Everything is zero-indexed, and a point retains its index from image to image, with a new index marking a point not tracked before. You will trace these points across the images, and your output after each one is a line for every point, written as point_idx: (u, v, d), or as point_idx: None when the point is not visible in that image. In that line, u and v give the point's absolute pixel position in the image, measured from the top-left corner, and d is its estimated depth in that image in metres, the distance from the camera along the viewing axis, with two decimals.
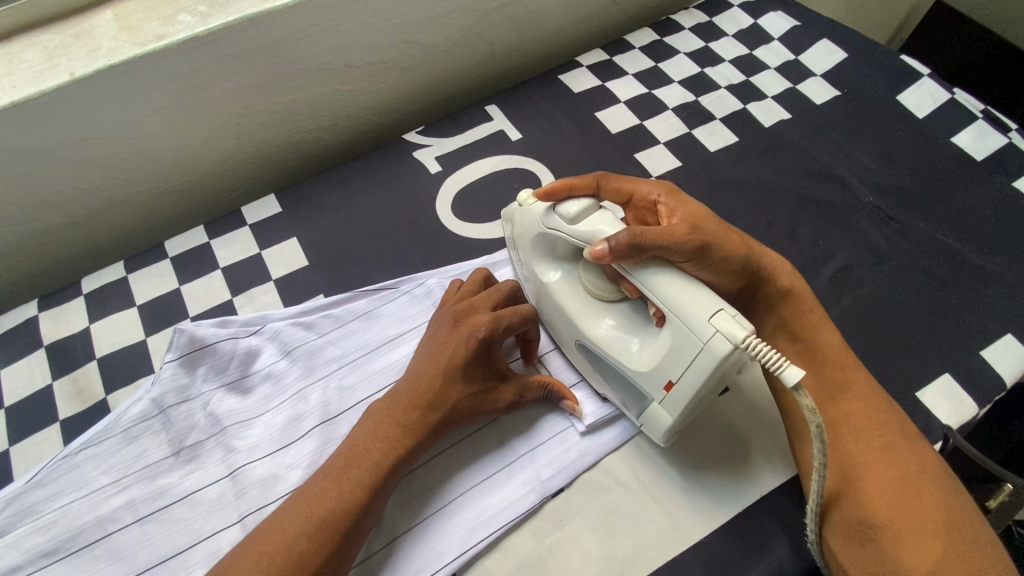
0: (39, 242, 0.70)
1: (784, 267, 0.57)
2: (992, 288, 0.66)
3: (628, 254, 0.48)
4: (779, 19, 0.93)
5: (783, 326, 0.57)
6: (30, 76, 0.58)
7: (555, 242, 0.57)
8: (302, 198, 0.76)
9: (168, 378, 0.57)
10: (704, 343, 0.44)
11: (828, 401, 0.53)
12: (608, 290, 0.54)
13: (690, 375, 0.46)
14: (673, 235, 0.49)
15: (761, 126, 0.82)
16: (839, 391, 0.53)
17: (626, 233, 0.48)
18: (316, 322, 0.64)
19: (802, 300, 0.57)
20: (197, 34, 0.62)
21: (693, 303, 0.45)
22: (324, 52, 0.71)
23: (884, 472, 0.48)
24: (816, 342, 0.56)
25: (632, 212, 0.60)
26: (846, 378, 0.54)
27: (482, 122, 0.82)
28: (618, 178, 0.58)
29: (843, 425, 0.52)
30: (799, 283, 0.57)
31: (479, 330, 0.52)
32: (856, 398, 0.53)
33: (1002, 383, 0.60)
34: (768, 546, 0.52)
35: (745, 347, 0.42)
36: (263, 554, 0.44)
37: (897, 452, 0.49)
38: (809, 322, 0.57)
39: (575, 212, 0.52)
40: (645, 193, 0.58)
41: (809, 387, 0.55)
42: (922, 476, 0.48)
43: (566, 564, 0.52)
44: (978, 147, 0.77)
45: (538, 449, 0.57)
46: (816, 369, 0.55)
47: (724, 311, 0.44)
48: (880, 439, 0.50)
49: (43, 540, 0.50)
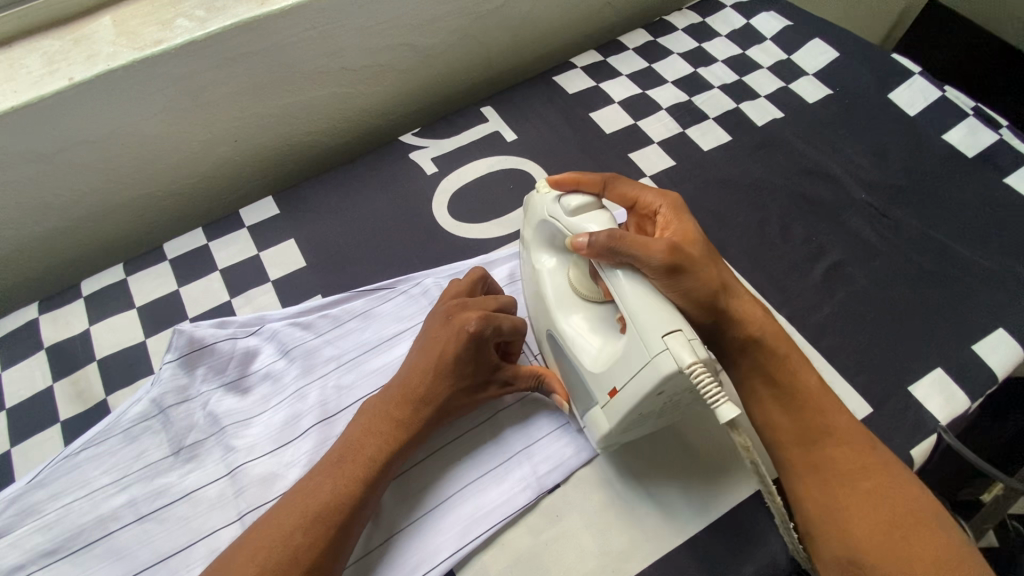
0: (39, 246, 0.71)
1: (757, 310, 0.55)
2: (984, 282, 0.67)
3: (602, 252, 0.49)
4: (772, 19, 0.94)
5: (758, 369, 0.54)
6: (30, 81, 0.59)
7: (554, 233, 0.57)
8: (300, 199, 0.77)
9: (168, 378, 0.57)
10: (652, 357, 0.44)
11: (808, 445, 0.51)
12: (590, 288, 0.55)
13: (633, 385, 0.45)
14: (651, 248, 0.48)
15: (754, 125, 0.83)
16: (820, 438, 0.51)
17: (607, 234, 0.49)
18: (314, 322, 0.64)
19: (773, 341, 0.54)
20: (195, 38, 0.63)
21: (650, 319, 0.45)
22: (321, 55, 0.72)
23: (875, 515, 0.47)
24: (792, 388, 0.53)
25: (635, 220, 0.60)
26: (827, 421, 0.52)
27: (478, 124, 0.83)
28: (626, 183, 0.58)
29: (824, 469, 0.50)
30: (771, 327, 0.55)
31: (470, 325, 0.52)
32: (838, 441, 0.51)
33: (995, 377, 0.61)
34: (763, 540, 0.53)
35: (689, 373, 0.41)
36: (258, 552, 0.45)
37: (885, 495, 0.48)
38: (786, 366, 0.54)
39: (576, 205, 0.54)
40: (649, 201, 0.58)
41: (786, 431, 0.52)
42: (910, 516, 0.47)
43: (562, 559, 0.52)
44: (969, 144, 0.78)
45: (534, 446, 0.57)
46: (789, 411, 0.52)
47: (680, 333, 0.43)
48: (865, 483, 0.49)
49: (45, 539, 0.51)
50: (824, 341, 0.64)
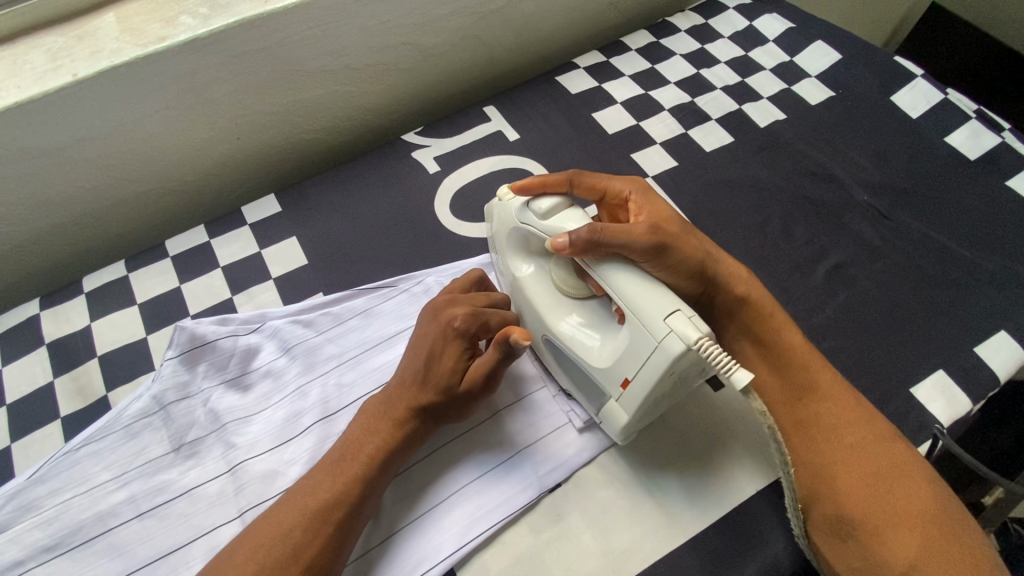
0: (41, 242, 0.71)
1: (740, 272, 0.57)
2: (986, 284, 0.67)
3: (586, 249, 0.48)
4: (774, 21, 0.94)
5: (745, 332, 0.57)
6: (33, 77, 0.59)
7: (527, 238, 0.56)
8: (302, 198, 0.77)
9: (169, 375, 0.57)
10: (659, 341, 0.43)
11: (796, 404, 0.53)
12: (576, 286, 0.54)
13: (645, 372, 0.45)
14: (634, 233, 0.49)
15: (757, 126, 0.83)
16: (805, 394, 0.53)
17: (586, 228, 0.48)
18: (315, 320, 0.64)
19: (760, 303, 0.56)
20: (199, 35, 0.63)
21: (649, 303, 0.45)
22: (324, 53, 0.72)
23: (858, 468, 0.49)
24: (778, 345, 0.55)
25: (606, 210, 0.61)
26: (814, 381, 0.54)
27: (481, 123, 0.83)
28: (591, 175, 0.58)
29: (812, 425, 0.52)
30: (756, 288, 0.57)
31: (457, 320, 0.52)
32: (824, 400, 0.53)
33: (997, 379, 0.61)
34: (764, 541, 0.52)
35: (698, 348, 0.42)
36: (258, 549, 0.45)
37: (868, 450, 0.50)
38: (771, 326, 0.56)
39: (548, 208, 0.53)
40: (617, 190, 0.59)
41: (774, 390, 0.55)
42: (896, 470, 0.48)
43: (563, 558, 0.52)
44: (971, 146, 0.78)
45: (536, 446, 0.57)
46: (779, 368, 0.55)
47: (680, 312, 0.43)
48: (850, 438, 0.51)
49: (44, 535, 0.51)
50: (825, 342, 0.64)
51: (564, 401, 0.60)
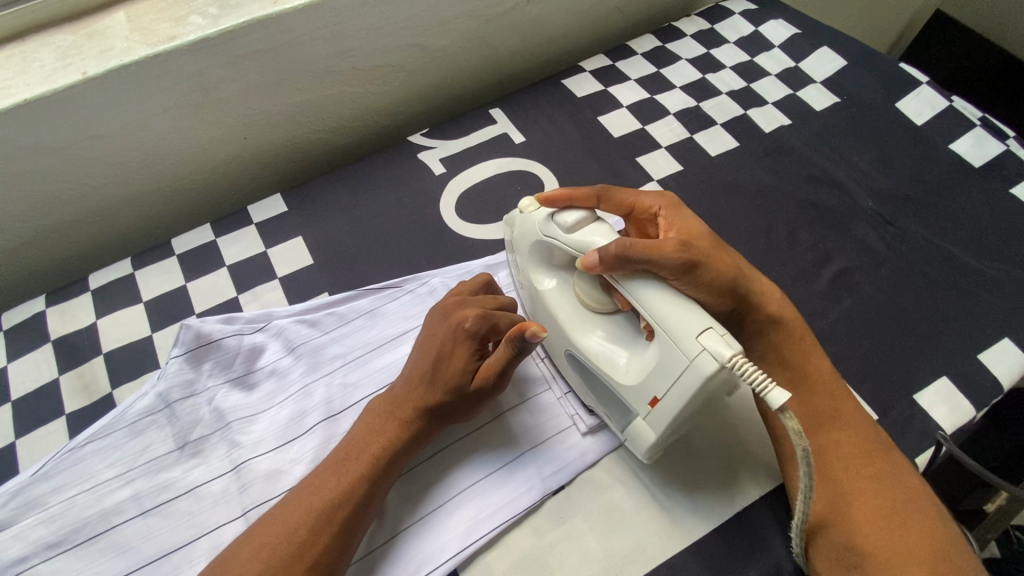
0: (48, 239, 0.71)
1: (773, 292, 0.57)
2: (990, 291, 0.67)
3: (615, 265, 0.49)
4: (779, 27, 0.94)
5: (773, 351, 0.56)
6: (42, 75, 0.59)
7: (552, 250, 0.56)
8: (308, 197, 0.77)
9: (174, 373, 0.58)
10: (691, 360, 0.43)
11: (817, 428, 0.53)
12: (602, 301, 0.54)
13: (676, 390, 0.45)
14: (663, 249, 0.48)
15: (762, 131, 0.83)
16: (829, 420, 0.53)
17: (616, 244, 0.48)
18: (320, 320, 0.64)
19: (792, 324, 0.56)
20: (208, 35, 0.63)
21: (681, 321, 0.45)
22: (332, 55, 0.72)
23: (873, 499, 0.49)
24: (806, 370, 0.55)
25: (633, 225, 0.61)
26: (837, 406, 0.54)
27: (487, 125, 0.83)
28: (621, 192, 0.58)
29: (830, 453, 0.52)
30: (789, 310, 0.57)
31: (467, 322, 0.53)
32: (845, 427, 0.53)
33: (1000, 387, 0.61)
34: (766, 546, 0.52)
35: (732, 366, 0.42)
36: (261, 547, 0.45)
37: (884, 481, 0.50)
38: (801, 351, 0.56)
39: (574, 221, 0.53)
40: (646, 205, 0.58)
41: (796, 411, 0.55)
42: (910, 508, 0.48)
43: (565, 561, 0.52)
44: (975, 154, 0.78)
45: (540, 449, 0.57)
46: (808, 396, 0.54)
47: (713, 330, 0.43)
48: (868, 469, 0.50)
49: (48, 531, 0.51)
50: (829, 347, 0.64)
51: (568, 403, 0.60)
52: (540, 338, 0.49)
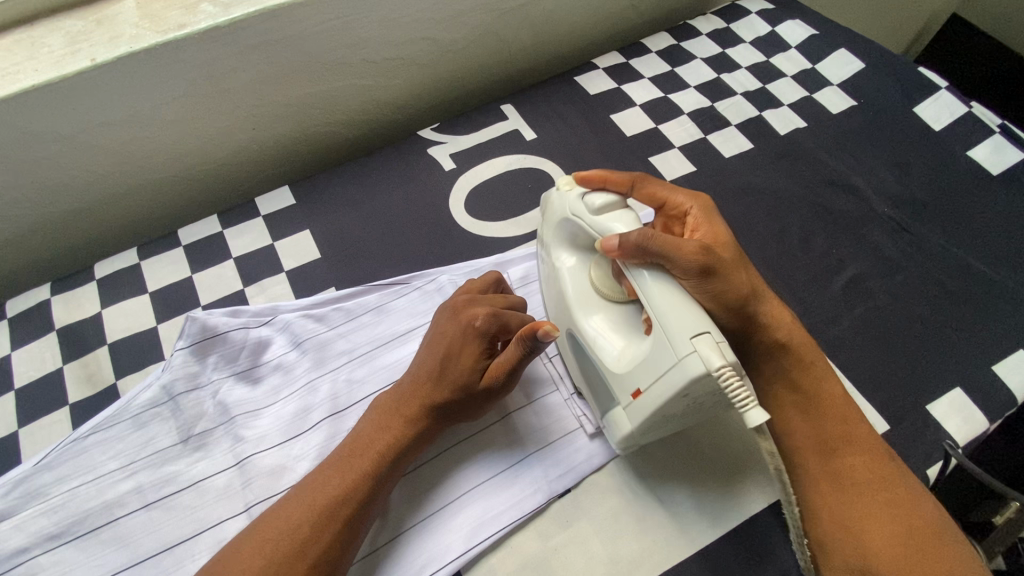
0: (53, 227, 0.71)
1: (784, 317, 0.55)
2: (1006, 302, 0.66)
3: (633, 252, 0.48)
4: (797, 28, 0.93)
5: (783, 377, 0.55)
6: (51, 61, 0.59)
7: (576, 232, 0.56)
8: (316, 190, 0.76)
9: (179, 365, 0.56)
10: (680, 358, 0.43)
11: (828, 453, 0.52)
12: (612, 288, 0.53)
13: (657, 387, 0.45)
14: (683, 249, 0.47)
15: (777, 133, 0.82)
16: (841, 445, 0.52)
17: (638, 232, 0.47)
18: (327, 315, 0.63)
19: (801, 347, 0.55)
20: (218, 24, 0.62)
21: (678, 319, 0.44)
22: (343, 46, 0.71)
23: (888, 524, 0.48)
24: (818, 395, 0.54)
25: (662, 219, 0.60)
26: (849, 432, 0.53)
27: (498, 121, 0.82)
28: (655, 184, 0.57)
29: (845, 478, 0.51)
30: (798, 334, 0.55)
31: (477, 320, 0.52)
32: (859, 451, 0.52)
33: (1014, 400, 0.60)
34: (774, 554, 0.52)
35: (718, 376, 0.41)
36: (264, 543, 0.45)
37: (901, 507, 0.49)
38: (813, 375, 0.55)
39: (601, 204, 0.52)
40: (679, 202, 0.58)
41: (807, 438, 0.53)
42: (926, 532, 0.48)
43: (570, 565, 0.51)
44: (994, 161, 0.77)
45: (547, 451, 0.57)
46: (817, 420, 0.54)
47: (708, 335, 0.42)
48: (884, 494, 0.50)
49: (50, 522, 0.50)
50: (841, 355, 0.63)
51: (576, 404, 0.59)
52: (552, 338, 0.48)
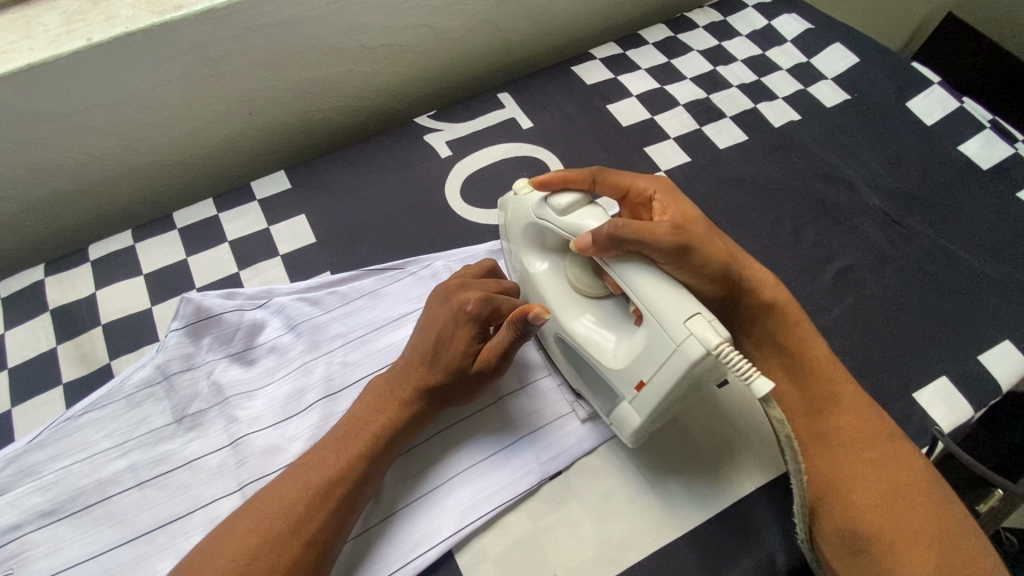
0: (47, 208, 0.70)
1: (767, 279, 0.56)
2: (993, 294, 0.67)
3: (607, 246, 0.48)
4: (793, 21, 0.93)
5: (769, 337, 0.57)
6: (47, 40, 0.58)
7: (544, 232, 0.56)
8: (312, 175, 0.76)
9: (173, 346, 0.57)
10: (678, 345, 0.43)
11: (815, 413, 0.54)
12: (592, 284, 0.54)
13: (660, 376, 0.45)
14: (655, 232, 0.48)
15: (771, 126, 0.82)
16: (828, 405, 0.54)
17: (608, 224, 0.47)
18: (321, 299, 0.64)
19: (787, 309, 0.56)
20: (215, 5, 0.62)
21: (668, 304, 0.45)
22: (340, 31, 0.72)
23: (875, 483, 0.49)
24: (801, 355, 0.55)
25: (627, 209, 0.60)
26: (835, 391, 0.54)
27: (494, 110, 0.83)
28: (614, 173, 0.58)
29: (831, 437, 0.52)
30: (783, 295, 0.56)
31: (469, 305, 0.52)
32: (844, 411, 0.53)
33: (999, 388, 0.61)
34: (762, 536, 0.52)
35: (717, 353, 0.42)
36: (259, 520, 0.45)
37: (886, 466, 0.50)
38: (795, 333, 0.56)
39: (565, 204, 0.52)
40: (642, 188, 0.57)
41: (794, 397, 0.55)
42: (912, 489, 0.49)
43: (561, 545, 0.52)
44: (983, 157, 0.78)
45: (538, 435, 0.57)
46: (804, 381, 0.55)
47: (701, 315, 0.43)
48: (869, 452, 0.51)
49: (42, 499, 0.51)
50: (830, 344, 0.64)
51: (567, 391, 0.60)
52: (543, 321, 0.49)
